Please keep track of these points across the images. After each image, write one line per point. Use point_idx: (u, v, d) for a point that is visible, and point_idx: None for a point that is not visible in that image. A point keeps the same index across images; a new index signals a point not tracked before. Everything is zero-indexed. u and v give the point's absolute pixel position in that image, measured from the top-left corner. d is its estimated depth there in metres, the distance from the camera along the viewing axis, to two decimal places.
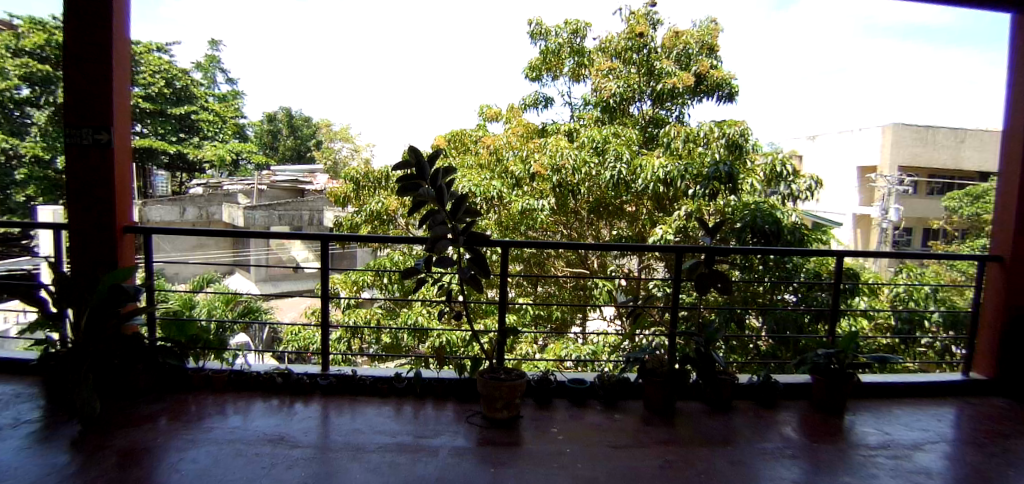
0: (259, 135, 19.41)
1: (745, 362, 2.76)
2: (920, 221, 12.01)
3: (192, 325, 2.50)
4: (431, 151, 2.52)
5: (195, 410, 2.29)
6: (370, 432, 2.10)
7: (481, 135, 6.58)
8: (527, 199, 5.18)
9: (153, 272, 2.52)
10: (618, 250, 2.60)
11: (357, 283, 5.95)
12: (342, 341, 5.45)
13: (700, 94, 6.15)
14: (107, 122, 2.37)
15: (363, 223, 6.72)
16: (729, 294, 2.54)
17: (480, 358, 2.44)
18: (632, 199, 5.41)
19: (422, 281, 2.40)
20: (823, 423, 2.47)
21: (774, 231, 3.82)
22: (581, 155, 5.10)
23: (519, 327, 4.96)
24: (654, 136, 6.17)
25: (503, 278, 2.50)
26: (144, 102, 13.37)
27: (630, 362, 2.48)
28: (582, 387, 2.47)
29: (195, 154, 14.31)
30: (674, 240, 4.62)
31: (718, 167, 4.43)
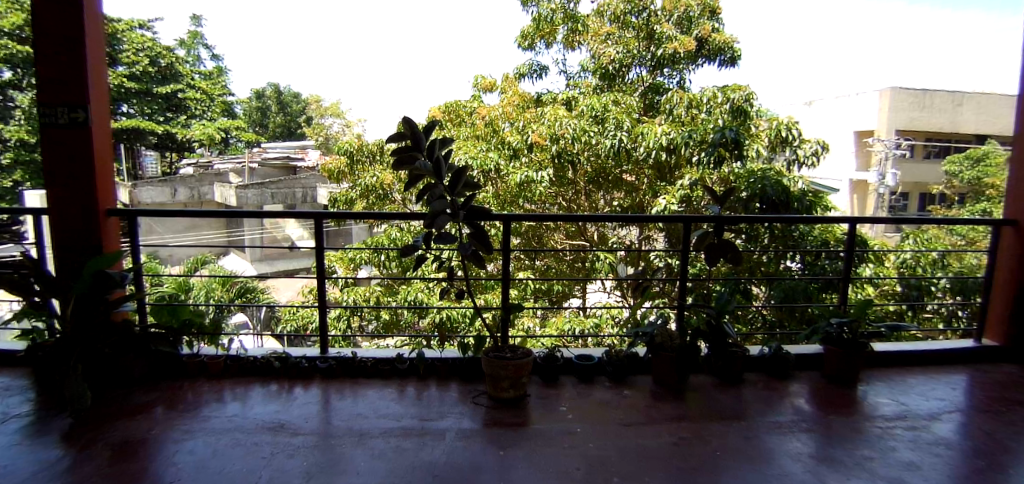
0: (248, 112, 19.07)
1: (754, 333, 2.70)
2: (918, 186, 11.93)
3: (185, 308, 2.39)
4: (427, 122, 2.40)
5: (191, 398, 2.22)
6: (373, 416, 2.03)
7: (475, 106, 6.43)
8: (525, 170, 5.06)
9: (141, 258, 2.41)
10: (624, 222, 2.51)
11: (355, 260, 5.86)
12: (341, 320, 5.40)
13: (701, 59, 6.02)
14: (82, 98, 2.22)
15: (358, 199, 6.60)
16: (740, 264, 2.46)
17: (484, 337, 2.37)
18: (632, 168, 5.30)
19: (421, 259, 2.29)
20: (834, 394, 2.42)
21: (783, 200, 3.73)
22: (581, 124, 4.95)
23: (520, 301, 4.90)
24: (656, 103, 6.03)
25: (506, 253, 2.40)
26: (129, 81, 13.08)
27: (638, 337, 2.41)
28: (589, 363, 2.40)
29: (184, 133, 14.06)
30: (677, 209, 4.53)
31: (723, 133, 4.32)
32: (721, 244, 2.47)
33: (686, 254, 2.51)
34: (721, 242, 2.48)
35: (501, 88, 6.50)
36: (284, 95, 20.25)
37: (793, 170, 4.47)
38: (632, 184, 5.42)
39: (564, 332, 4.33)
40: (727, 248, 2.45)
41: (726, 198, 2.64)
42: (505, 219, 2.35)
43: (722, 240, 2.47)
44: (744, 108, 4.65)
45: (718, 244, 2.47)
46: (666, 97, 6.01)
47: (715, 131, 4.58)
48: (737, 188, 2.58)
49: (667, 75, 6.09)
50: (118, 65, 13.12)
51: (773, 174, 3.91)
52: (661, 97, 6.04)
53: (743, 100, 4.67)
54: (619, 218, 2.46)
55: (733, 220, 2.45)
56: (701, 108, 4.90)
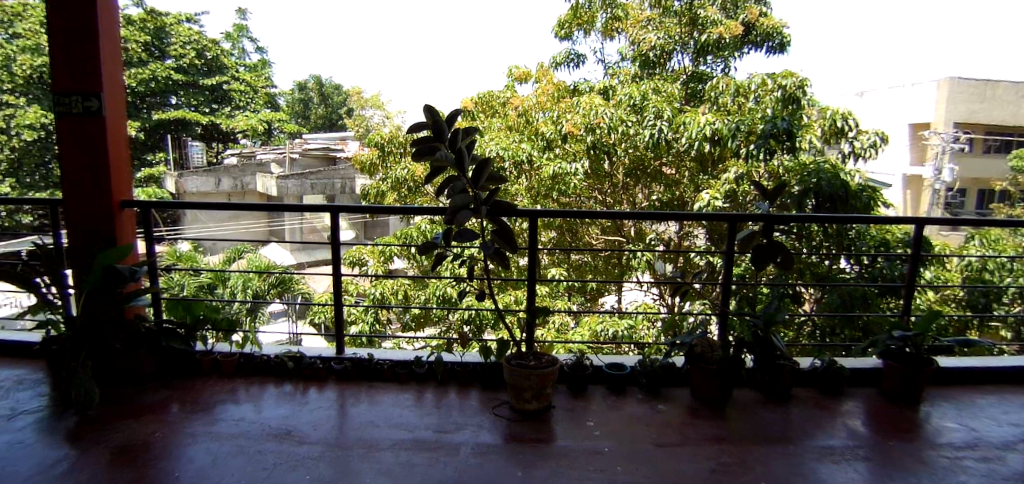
0: (290, 104, 19.47)
1: (805, 345, 2.46)
2: (976, 183, 11.16)
3: (200, 304, 2.34)
4: (450, 111, 2.24)
5: (202, 397, 2.15)
6: (385, 425, 1.90)
7: (509, 96, 6.29)
8: (559, 162, 4.88)
9: (154, 253, 2.37)
10: (661, 220, 2.28)
11: (385, 253, 5.80)
12: (370, 312, 5.35)
13: (747, 45, 5.67)
14: (95, 87, 2.15)
15: (390, 191, 6.53)
16: (791, 269, 2.22)
17: (507, 342, 2.20)
18: (672, 160, 5.04)
19: (441, 257, 2.13)
20: (897, 416, 2.16)
21: (843, 196, 3.41)
22: (618, 113, 4.73)
23: (551, 297, 4.78)
24: (700, 93, 5.71)
25: (530, 252, 2.22)
26: (177, 74, 13.53)
27: (676, 347, 2.20)
28: (620, 373, 2.21)
29: (228, 124, 14.42)
30: (721, 205, 4.27)
31: (773, 123, 4.02)
32: (770, 246, 2.23)
33: (730, 256, 2.27)
34: (770, 244, 2.24)
35: (536, 78, 6.34)
36: (325, 87, 20.53)
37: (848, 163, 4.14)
38: (672, 177, 5.15)
39: (597, 334, 4.13)
40: (777, 250, 2.21)
41: (778, 195, 2.39)
42: (531, 216, 2.17)
43: (772, 241, 2.23)
44: (797, 96, 4.32)
45: (766, 246, 2.23)
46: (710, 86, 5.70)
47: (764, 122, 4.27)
48: (788, 184, 2.34)
49: (712, 62, 5.79)
50: (167, 58, 13.57)
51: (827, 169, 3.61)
52: (704, 86, 5.73)
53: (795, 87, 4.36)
54: (654, 216, 2.24)
55: (784, 220, 2.21)
56: (748, 95, 4.61)
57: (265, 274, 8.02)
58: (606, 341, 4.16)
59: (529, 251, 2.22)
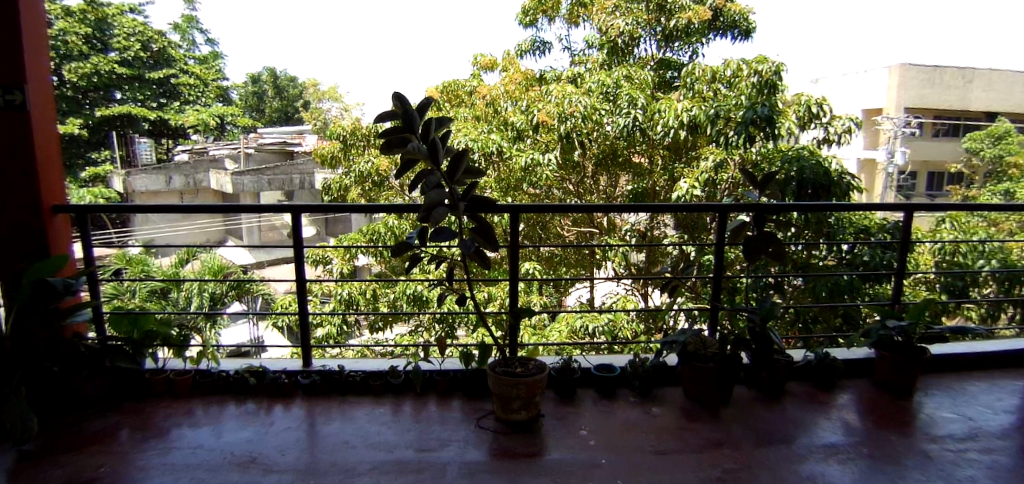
0: (244, 97, 18.69)
1: (795, 337, 2.40)
2: (926, 166, 11.54)
3: (149, 317, 2.10)
4: (421, 100, 2.06)
5: (156, 421, 1.93)
6: (362, 446, 1.73)
7: (475, 85, 6.12)
8: (531, 153, 4.75)
9: (93, 258, 2.10)
10: (647, 212, 2.17)
11: (350, 250, 5.56)
12: (337, 313, 5.13)
13: (714, 31, 5.65)
14: (16, 77, 1.88)
15: (354, 185, 6.26)
16: (783, 260, 2.16)
17: (490, 347, 2.05)
18: (644, 149, 4.97)
19: (417, 259, 1.96)
20: (890, 407, 2.12)
21: (827, 184, 3.38)
22: (591, 101, 4.61)
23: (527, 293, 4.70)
24: (670, 79, 5.63)
25: (513, 251, 2.07)
26: (121, 67, 12.83)
27: (668, 346, 2.10)
28: (612, 375, 2.09)
29: (178, 119, 13.72)
30: (700, 194, 4.26)
31: (752, 110, 3.94)
32: (761, 237, 2.16)
33: (720, 249, 2.18)
34: (761, 235, 2.17)
35: (503, 66, 6.16)
36: (280, 80, 19.78)
37: (820, 148, 4.12)
38: (643, 166, 5.08)
39: (576, 331, 4.01)
40: (769, 241, 2.14)
41: (767, 185, 2.33)
42: (512, 212, 2.02)
43: (763, 232, 2.16)
44: (772, 82, 4.28)
45: (758, 237, 2.15)
46: (680, 72, 5.63)
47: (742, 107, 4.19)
48: (778, 173, 2.27)
49: (680, 49, 5.74)
50: (110, 51, 12.85)
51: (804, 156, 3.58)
52: (674, 72, 5.66)
53: (769, 72, 4.33)
54: (641, 208, 2.13)
55: (775, 210, 2.14)
56: (722, 81, 4.57)
57: (223, 277, 7.63)
58: (586, 336, 4.05)
59: (510, 248, 2.07)
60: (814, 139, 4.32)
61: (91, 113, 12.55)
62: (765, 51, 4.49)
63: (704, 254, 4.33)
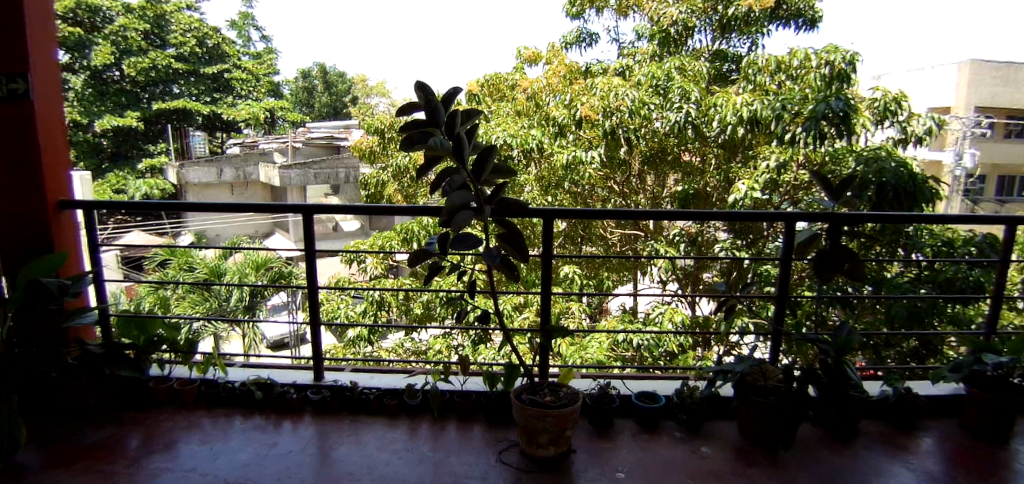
0: (294, 92, 19.09)
1: (873, 369, 2.06)
2: (998, 169, 10.38)
3: (156, 322, 2.00)
4: (447, 91, 1.84)
5: (155, 434, 1.80)
6: (367, 479, 1.53)
7: (517, 79, 5.90)
8: (573, 149, 4.50)
9: (100, 263, 2.01)
10: (709, 219, 1.84)
11: (385, 248, 5.45)
12: (369, 313, 5.02)
13: (777, 20, 5.21)
14: (19, 66, 1.78)
15: (391, 181, 6.16)
16: (863, 280, 1.83)
17: (517, 369, 1.82)
18: (697, 147, 4.66)
19: (438, 268, 1.73)
20: (989, 458, 1.76)
21: (914, 192, 2.97)
22: (640, 95, 4.32)
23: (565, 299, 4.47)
24: (726, 72, 5.27)
25: (545, 260, 1.82)
26: (178, 62, 13.35)
27: (720, 375, 1.80)
28: (655, 407, 1.82)
29: (229, 113, 14.12)
30: (760, 196, 3.92)
31: (825, 103, 3.56)
32: (835, 252, 1.83)
33: (785, 264, 1.86)
34: (836, 249, 1.84)
35: (546, 60, 5.91)
36: (329, 75, 20.07)
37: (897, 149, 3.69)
38: (694, 165, 4.75)
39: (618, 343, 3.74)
40: (845, 257, 1.81)
41: (844, 190, 1.99)
42: (544, 216, 1.77)
43: (838, 246, 1.83)
44: (846, 73, 3.95)
45: (831, 252, 1.83)
46: (736, 65, 5.26)
47: (812, 100, 3.79)
48: (856, 176, 1.93)
49: (737, 40, 5.36)
50: (167, 47, 13.38)
51: (878, 158, 3.20)
52: (730, 65, 5.29)
53: (842, 61, 3.98)
54: (698, 215, 1.81)
55: (853, 219, 1.80)
56: (787, 74, 4.22)
57: (263, 271, 7.71)
58: (627, 350, 3.79)
59: (543, 257, 1.82)
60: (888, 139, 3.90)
61: (149, 106, 13.11)
62: (838, 40, 4.12)
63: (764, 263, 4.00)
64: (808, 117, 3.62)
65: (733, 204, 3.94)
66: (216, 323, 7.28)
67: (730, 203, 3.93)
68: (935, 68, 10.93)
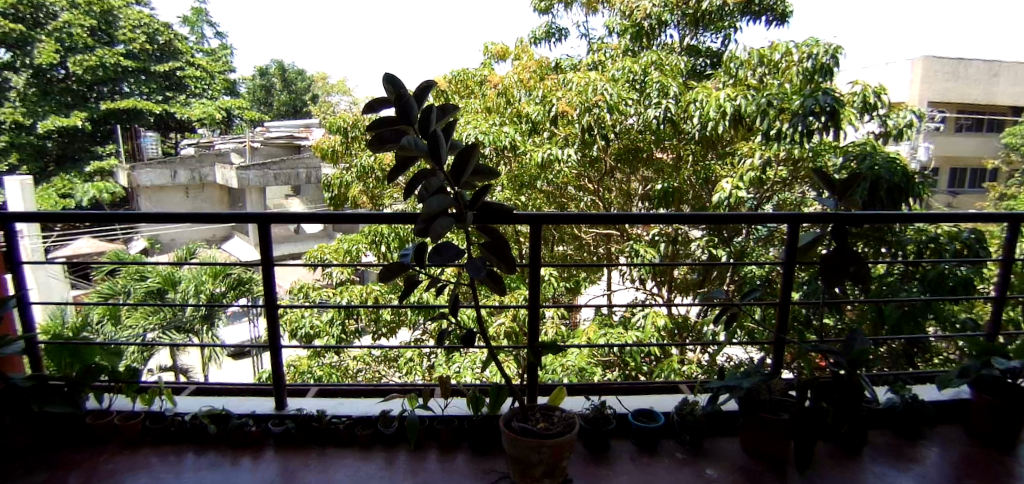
0: (252, 90, 18.41)
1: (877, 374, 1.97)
2: (950, 161, 10.72)
3: (94, 348, 1.76)
4: (420, 86, 1.66)
5: (92, 479, 1.54)
6: None
7: (486, 75, 5.71)
8: (548, 147, 4.36)
9: (24, 281, 1.75)
10: (711, 223, 1.71)
11: (352, 252, 5.20)
12: (336, 323, 4.76)
13: (748, 15, 5.19)
14: None
15: (356, 182, 5.91)
16: (867, 284, 1.76)
17: (505, 390, 1.65)
18: (673, 144, 4.58)
19: (415, 282, 1.54)
20: (1000, 467, 1.69)
21: (905, 186, 2.89)
22: (618, 91, 4.23)
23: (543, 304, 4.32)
24: (699, 68, 5.21)
25: (533, 272, 1.66)
26: (127, 59, 12.68)
27: (725, 389, 1.67)
28: (656, 426, 1.68)
29: (184, 113, 13.49)
30: (745, 194, 3.85)
31: (813, 98, 3.41)
32: (840, 255, 1.75)
33: (790, 267, 1.76)
34: (841, 252, 1.76)
35: (516, 56, 5.75)
36: (288, 73, 19.31)
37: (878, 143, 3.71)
38: (669, 163, 4.67)
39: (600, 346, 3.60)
40: (850, 260, 1.74)
41: (847, 192, 1.91)
42: (534, 224, 1.61)
43: (843, 249, 1.75)
44: (828, 67, 3.99)
45: (836, 255, 1.74)
46: (709, 61, 5.22)
47: (795, 96, 3.68)
48: (859, 177, 1.86)
49: (711, 34, 5.27)
50: (115, 44, 12.71)
51: (865, 157, 3.15)
52: (704, 62, 5.25)
53: (823, 54, 4.01)
54: (699, 219, 1.68)
55: (860, 220, 1.72)
56: (769, 65, 4.25)
57: (221, 277, 7.32)
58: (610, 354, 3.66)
59: (531, 269, 1.66)
60: (869, 134, 3.91)
61: (96, 106, 12.44)
62: (819, 33, 4.10)
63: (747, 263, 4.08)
64: (792, 115, 3.56)
65: (719, 203, 3.87)
66: (172, 334, 6.89)
67: (714, 202, 3.86)
68: (889, 65, 11.18)
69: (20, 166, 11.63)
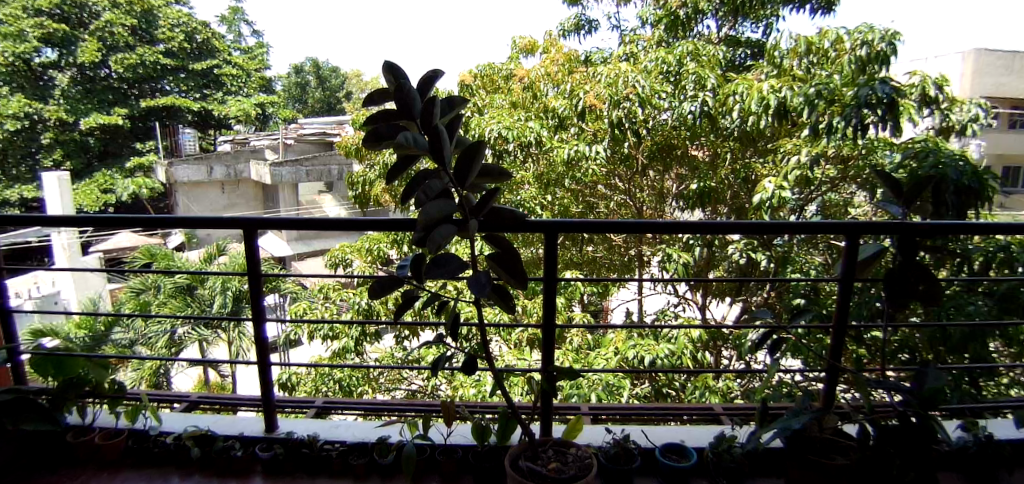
0: (287, 87, 18.63)
1: (946, 408, 1.71)
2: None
3: (81, 360, 1.63)
4: (424, 76, 1.48)
5: None
6: None
7: (512, 70, 5.51)
8: (575, 144, 4.15)
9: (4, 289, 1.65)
10: (754, 232, 1.46)
11: (373, 252, 5.09)
12: (354, 325, 4.65)
13: (793, 3, 4.86)
14: None
15: (379, 180, 5.80)
16: (938, 304, 1.49)
17: (511, 419, 1.46)
18: (709, 142, 4.31)
19: (412, 300, 1.35)
20: None
21: (975, 188, 2.58)
22: (652, 84, 3.99)
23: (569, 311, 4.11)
24: (739, 59, 4.89)
25: (546, 286, 1.46)
26: (166, 58, 12.99)
27: (770, 427, 1.44)
28: (687, 466, 1.46)
29: (220, 110, 13.73)
30: (790, 194, 3.57)
31: (869, 87, 3.15)
32: (908, 270, 1.48)
33: (846, 284, 1.50)
34: (907, 266, 1.49)
35: (544, 49, 5.53)
36: (322, 70, 19.43)
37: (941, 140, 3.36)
38: (702, 160, 4.40)
39: (628, 359, 3.35)
40: (918, 276, 1.47)
41: (915, 196, 1.63)
42: (548, 232, 1.41)
43: (912, 264, 1.48)
44: (885, 55, 3.66)
45: (901, 270, 1.48)
46: (752, 52, 4.91)
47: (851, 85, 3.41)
48: (929, 178, 1.58)
49: (751, 24, 5.03)
50: (156, 43, 13.05)
51: (929, 154, 2.83)
52: (746, 52, 4.94)
53: (880, 41, 3.67)
54: (740, 228, 1.43)
55: (931, 230, 1.45)
56: (818, 53, 3.97)
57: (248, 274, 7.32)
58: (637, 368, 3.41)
59: (544, 283, 1.46)
60: (928, 129, 3.58)
61: (136, 104, 12.80)
62: (873, 19, 3.82)
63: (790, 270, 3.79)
64: (843, 110, 3.25)
65: (761, 204, 3.56)
66: (200, 330, 6.92)
67: (755, 204, 3.57)
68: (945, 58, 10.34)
69: (65, 162, 11.97)
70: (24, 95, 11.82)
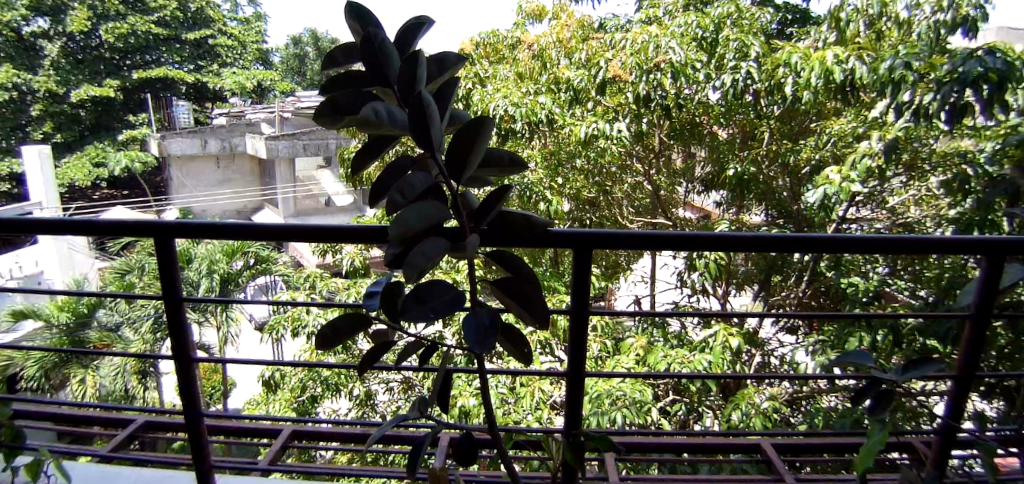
0: (284, 59, 17.93)
1: None
2: None
3: None
4: (407, 22, 1.03)
5: None
6: None
7: (518, 39, 5.00)
8: (592, 120, 3.73)
9: None
10: (860, 250, 1.01)
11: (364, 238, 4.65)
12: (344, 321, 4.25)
13: None
14: None
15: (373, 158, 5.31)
16: None
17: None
18: (741, 122, 3.90)
19: (386, 346, 0.94)
20: None
21: None
22: (688, 53, 3.51)
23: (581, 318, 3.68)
24: (781, 30, 4.44)
25: (572, 320, 1.05)
26: (157, 27, 12.46)
27: None
28: None
29: (214, 82, 13.17)
30: (854, 187, 3.13)
31: (972, 59, 2.56)
32: None
33: (982, 322, 1.08)
34: None
35: (553, 15, 4.99)
36: (321, 41, 18.67)
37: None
38: (727, 141, 4.01)
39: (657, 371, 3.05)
40: None
41: None
42: (577, 247, 1.00)
43: None
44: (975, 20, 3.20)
45: None
46: (793, 21, 4.45)
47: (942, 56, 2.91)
48: None
49: None
50: (149, 12, 12.57)
51: None
52: (785, 20, 4.47)
53: (970, 4, 3.22)
54: (844, 243, 1.00)
55: None
56: (889, 19, 3.54)
57: (237, 256, 6.90)
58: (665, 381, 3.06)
59: (569, 316, 1.05)
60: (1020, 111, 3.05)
61: (129, 75, 12.34)
62: None
63: (842, 275, 3.34)
64: (931, 88, 2.75)
65: (823, 198, 3.19)
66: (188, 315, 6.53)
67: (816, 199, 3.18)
68: None
69: (56, 135, 11.57)
70: (13, 65, 11.45)
